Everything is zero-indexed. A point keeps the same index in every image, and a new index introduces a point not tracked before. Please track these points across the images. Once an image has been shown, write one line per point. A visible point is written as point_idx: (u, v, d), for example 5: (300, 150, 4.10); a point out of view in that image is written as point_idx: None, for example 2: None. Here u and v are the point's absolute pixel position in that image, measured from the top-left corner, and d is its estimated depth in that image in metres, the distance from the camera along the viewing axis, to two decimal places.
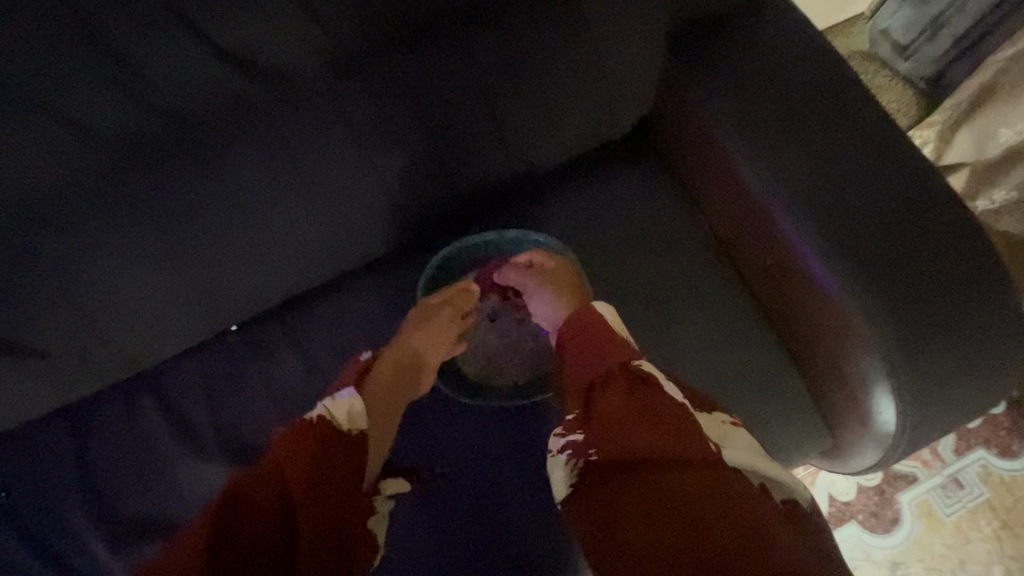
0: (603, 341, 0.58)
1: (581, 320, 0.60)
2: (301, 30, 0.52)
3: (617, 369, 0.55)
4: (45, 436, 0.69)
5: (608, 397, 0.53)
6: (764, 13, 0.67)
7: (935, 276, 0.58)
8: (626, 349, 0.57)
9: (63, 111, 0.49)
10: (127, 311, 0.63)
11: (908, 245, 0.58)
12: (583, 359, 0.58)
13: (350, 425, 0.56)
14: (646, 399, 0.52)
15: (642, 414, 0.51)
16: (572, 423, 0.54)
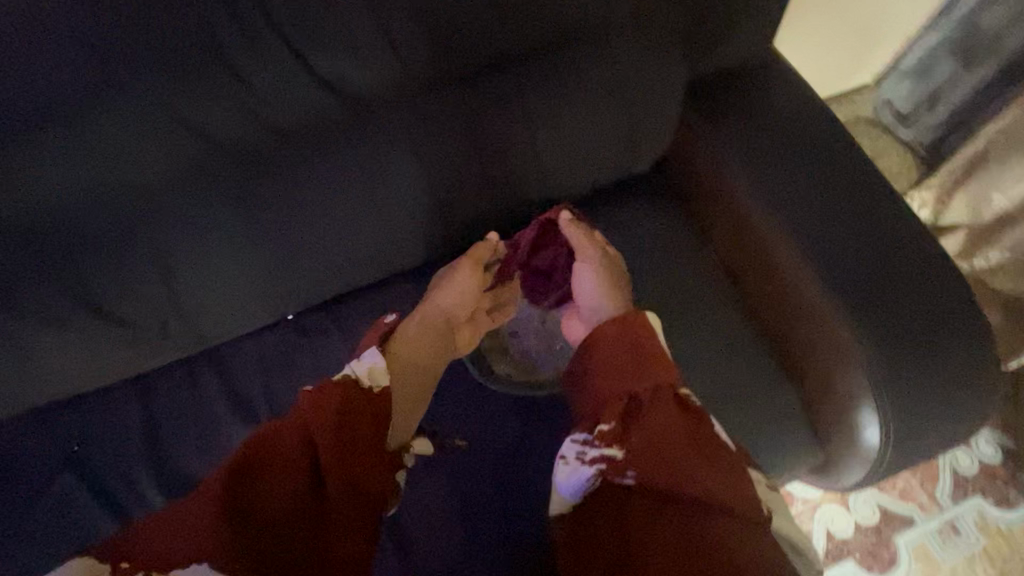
0: (652, 360, 0.62)
1: (626, 329, 0.64)
2: (389, 58, 0.61)
3: (666, 392, 0.60)
4: (116, 401, 0.76)
5: (654, 416, 0.58)
6: (768, 76, 0.82)
7: (908, 310, 0.67)
8: (671, 373, 0.62)
9: (181, 113, 0.57)
10: (209, 287, 0.72)
11: (883, 279, 0.69)
12: (622, 371, 0.62)
13: (371, 384, 0.61)
14: (691, 429, 0.58)
15: (684, 444, 0.57)
16: (607, 435, 0.59)
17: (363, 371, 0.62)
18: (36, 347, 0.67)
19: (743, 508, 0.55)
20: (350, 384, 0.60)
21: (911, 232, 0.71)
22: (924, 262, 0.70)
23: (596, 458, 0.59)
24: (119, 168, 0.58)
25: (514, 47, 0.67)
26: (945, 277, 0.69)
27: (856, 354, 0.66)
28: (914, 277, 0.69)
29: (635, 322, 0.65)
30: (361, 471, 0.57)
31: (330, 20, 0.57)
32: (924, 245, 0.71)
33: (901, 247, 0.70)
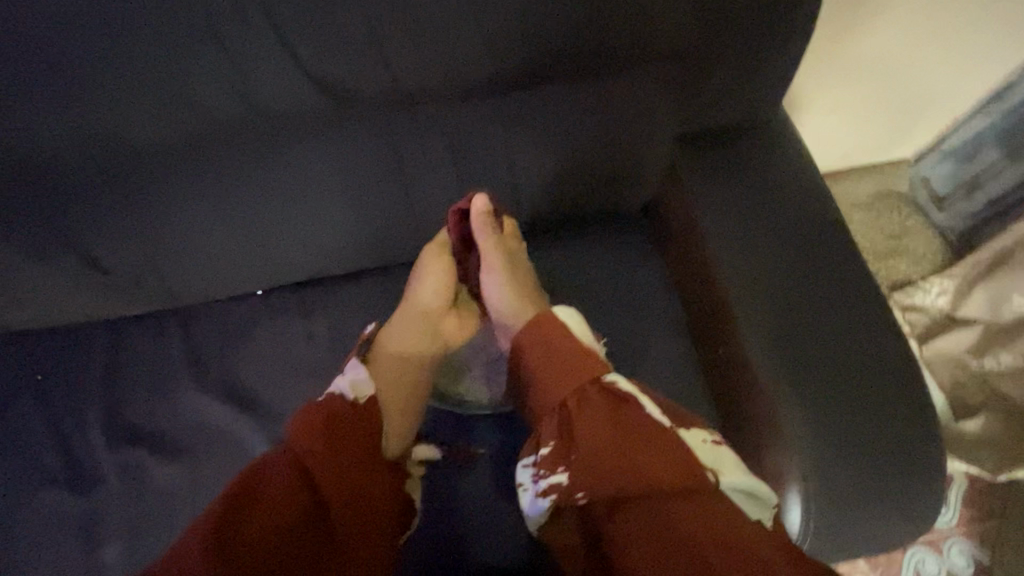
0: (573, 361, 0.62)
1: (544, 328, 0.65)
2: (370, 64, 0.64)
3: (589, 389, 0.60)
4: (91, 337, 0.83)
5: (583, 418, 0.58)
6: (771, 135, 0.79)
7: (855, 400, 0.63)
8: (589, 367, 0.62)
9: (169, 86, 0.62)
10: (183, 248, 0.77)
11: (836, 363, 0.65)
12: (556, 377, 0.62)
13: (357, 395, 0.64)
14: (622, 417, 0.58)
15: (618, 436, 0.57)
16: (547, 460, 0.59)
17: (346, 386, 0.64)
18: (32, 272, 0.75)
19: (686, 479, 0.54)
20: (338, 402, 0.63)
21: (885, 326, 0.67)
22: (891, 361, 0.65)
23: (547, 488, 0.58)
24: (108, 126, 0.64)
25: (500, 74, 0.68)
26: (910, 380, 0.64)
27: (790, 438, 0.63)
28: (874, 374, 0.65)
29: (541, 320, 0.66)
30: (360, 490, 0.59)
31: (319, 24, 0.60)
32: (896, 342, 0.66)
33: (869, 340, 0.66)
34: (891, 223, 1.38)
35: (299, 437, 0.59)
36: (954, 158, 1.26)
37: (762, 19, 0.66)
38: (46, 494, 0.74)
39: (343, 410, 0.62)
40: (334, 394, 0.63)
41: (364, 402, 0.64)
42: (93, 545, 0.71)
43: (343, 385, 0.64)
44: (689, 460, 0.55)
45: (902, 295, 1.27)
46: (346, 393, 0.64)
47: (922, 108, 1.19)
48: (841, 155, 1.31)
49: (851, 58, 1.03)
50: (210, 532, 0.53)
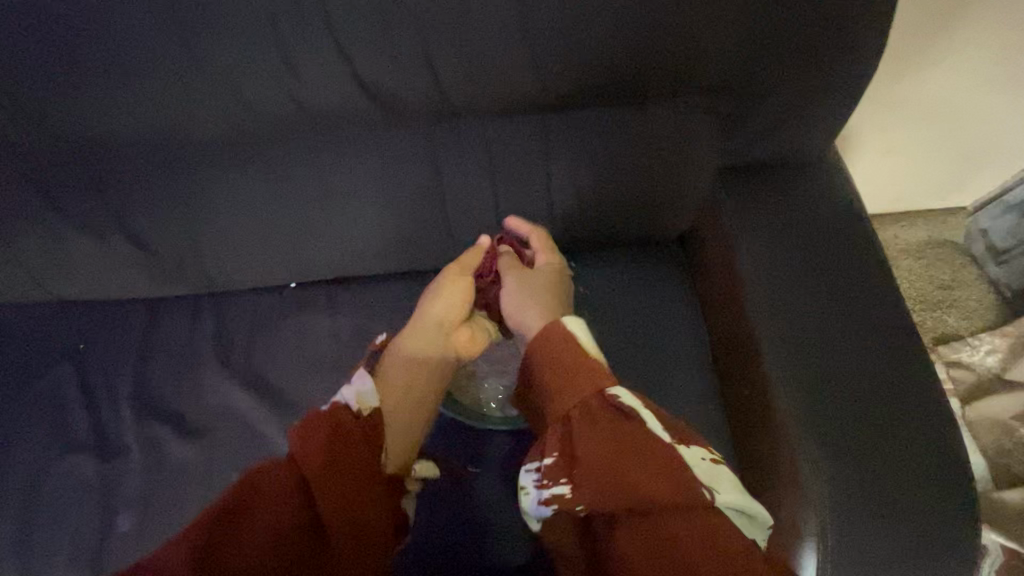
0: (579, 372, 0.59)
1: (552, 339, 0.62)
2: (419, 73, 0.65)
3: (591, 401, 0.56)
4: (131, 312, 0.87)
5: (585, 431, 0.55)
6: (820, 173, 0.76)
7: (884, 459, 0.60)
8: (594, 378, 0.58)
9: (227, 80, 0.65)
10: (224, 236, 0.79)
11: (867, 417, 0.62)
12: (565, 383, 0.59)
13: (359, 406, 0.62)
14: (624, 432, 0.55)
15: (621, 451, 0.54)
16: (550, 470, 0.56)
17: (351, 395, 0.63)
18: (86, 245, 0.80)
19: (687, 501, 0.52)
20: (341, 414, 0.61)
21: (925, 386, 0.63)
22: (929, 422, 0.61)
23: (548, 498, 0.55)
24: (168, 114, 0.67)
25: (544, 93, 0.69)
26: (948, 446, 0.60)
27: (809, 492, 0.60)
28: (909, 436, 0.61)
29: (554, 336, 0.62)
30: (355, 510, 0.56)
31: (372, 32, 0.62)
32: (936, 404, 0.62)
33: (905, 398, 0.62)
34: (942, 273, 1.31)
35: (300, 458, 0.57)
36: (1015, 212, 1.21)
37: (817, 58, 0.65)
38: (72, 458, 0.77)
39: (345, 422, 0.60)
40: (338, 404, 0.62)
41: (366, 414, 0.62)
42: (108, 514, 0.74)
43: (348, 394, 0.63)
44: (692, 482, 0.52)
45: (947, 350, 1.21)
46: (351, 403, 0.62)
47: (986, 156, 1.14)
48: (893, 199, 1.26)
49: (911, 102, 1.00)
50: (199, 540, 0.52)
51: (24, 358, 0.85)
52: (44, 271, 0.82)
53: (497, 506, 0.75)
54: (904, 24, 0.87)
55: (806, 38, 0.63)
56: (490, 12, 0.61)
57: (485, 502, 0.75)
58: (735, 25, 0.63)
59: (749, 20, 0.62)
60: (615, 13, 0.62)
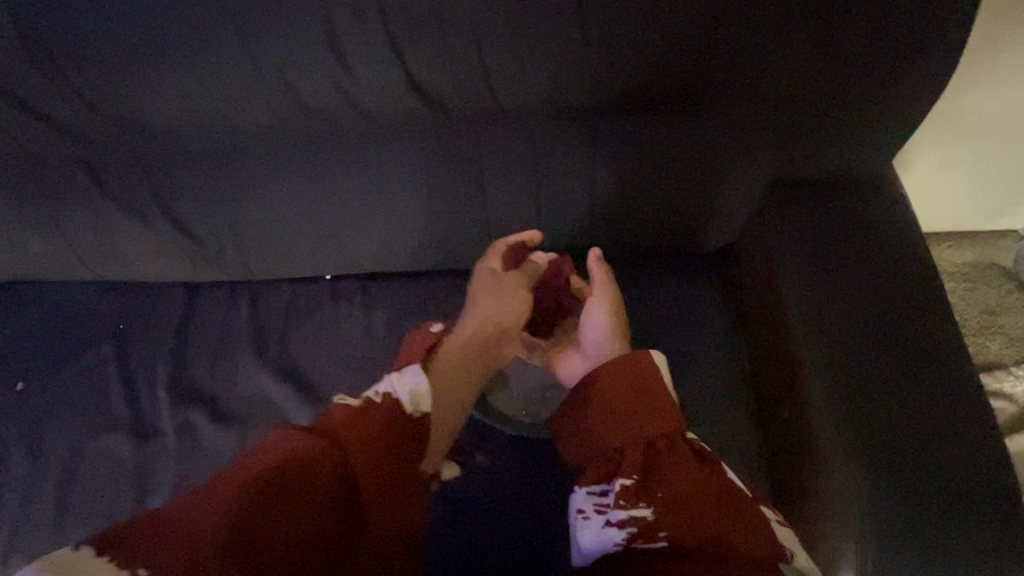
0: (660, 403, 0.59)
1: (640, 369, 0.61)
2: (469, 72, 0.64)
3: (678, 436, 0.56)
4: (170, 296, 0.88)
5: (670, 462, 0.55)
6: (877, 190, 0.73)
7: (936, 494, 0.57)
8: (673, 414, 0.58)
9: (277, 71, 0.64)
10: (264, 225, 0.80)
11: (918, 448, 0.59)
12: (643, 412, 0.58)
13: (415, 407, 0.49)
14: (708, 470, 0.54)
15: (708, 488, 0.53)
16: (626, 491, 0.53)
17: (395, 401, 0.55)
18: (130, 229, 0.81)
19: (767, 551, 0.51)
20: (375, 422, 0.52)
21: (983, 420, 0.60)
22: (988, 459, 0.58)
23: (622, 521, 0.52)
24: (217, 103, 0.68)
25: (596, 96, 0.68)
26: (1007, 485, 0.57)
27: (853, 526, 0.58)
28: (966, 473, 0.58)
29: (637, 359, 0.62)
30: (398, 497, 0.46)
31: (428, 28, 0.61)
32: (995, 440, 0.59)
33: (962, 432, 0.59)
34: (987, 297, 1.26)
35: (351, 433, 0.46)
36: None
37: (885, 71, 0.62)
38: (110, 437, 0.79)
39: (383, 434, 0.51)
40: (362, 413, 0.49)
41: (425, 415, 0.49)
42: (142, 494, 0.75)
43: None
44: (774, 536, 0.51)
45: (989, 378, 1.17)
46: (394, 410, 0.55)
47: None
48: (941, 219, 1.21)
49: (975, 121, 0.95)
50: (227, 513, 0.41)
51: (66, 335, 0.87)
52: (89, 251, 0.84)
53: (524, 512, 0.74)
54: (978, 38, 0.82)
55: (876, 50, 0.61)
56: (548, 11, 0.60)
57: (512, 507, 0.74)
58: (801, 33, 0.60)
59: (816, 29, 0.60)
60: (678, 16, 0.60)
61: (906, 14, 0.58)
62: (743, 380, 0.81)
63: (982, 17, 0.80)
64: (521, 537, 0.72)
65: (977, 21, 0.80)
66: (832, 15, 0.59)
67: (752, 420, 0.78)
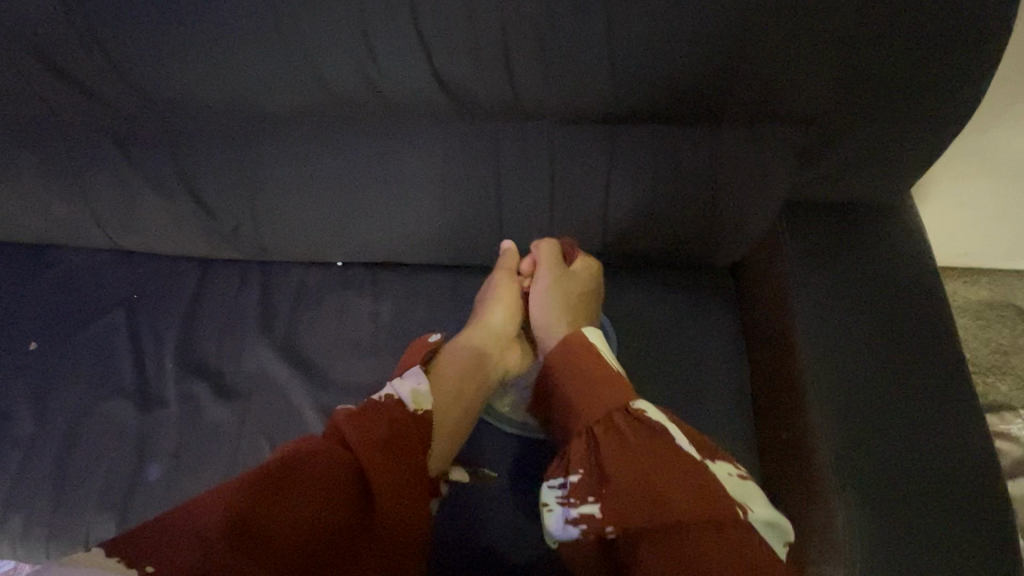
0: (602, 382, 0.64)
1: (572, 348, 0.68)
2: (494, 71, 0.65)
3: (614, 413, 0.61)
4: (183, 271, 0.90)
5: (609, 444, 0.59)
6: (892, 217, 0.73)
7: (929, 523, 0.56)
8: (615, 391, 0.63)
9: (307, 58, 0.66)
10: (281, 208, 0.81)
11: (910, 475, 0.59)
12: (583, 401, 0.63)
13: (415, 405, 0.62)
14: (650, 444, 0.58)
15: (650, 463, 0.57)
16: (575, 487, 0.59)
17: (407, 394, 0.62)
18: (151, 201, 0.83)
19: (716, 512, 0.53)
20: (395, 410, 0.61)
21: (987, 457, 0.59)
22: (987, 496, 0.57)
23: (577, 516, 0.57)
24: (247, 84, 0.69)
25: (618, 103, 0.68)
26: (1005, 523, 0.56)
27: (844, 550, 0.57)
28: (964, 507, 0.57)
29: (574, 345, 0.68)
30: (403, 459, 0.58)
31: (457, 22, 0.61)
32: (997, 478, 0.58)
33: (963, 468, 0.59)
34: (999, 336, 1.25)
35: (353, 424, 0.58)
36: None
37: (909, 98, 0.62)
38: (114, 401, 0.80)
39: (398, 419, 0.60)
40: (395, 400, 0.62)
41: (423, 413, 0.62)
42: (140, 460, 0.77)
43: (404, 390, 0.63)
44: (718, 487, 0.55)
45: (995, 419, 1.16)
46: (406, 401, 0.62)
47: None
48: (960, 254, 1.20)
49: (1001, 157, 0.93)
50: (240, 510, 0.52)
51: (80, 301, 0.89)
52: (108, 219, 0.86)
53: (514, 509, 0.74)
54: (1008, 74, 0.81)
55: (901, 77, 0.60)
56: (577, 13, 0.60)
57: (502, 503, 0.74)
58: (825, 56, 0.60)
59: (843, 52, 0.60)
60: (704, 30, 0.60)
61: (938, 42, 0.58)
62: (744, 397, 0.80)
63: (1012, 53, 0.79)
64: (509, 532, 0.72)
65: (1009, 55, 0.79)
66: (862, 39, 0.59)
67: (749, 437, 0.78)
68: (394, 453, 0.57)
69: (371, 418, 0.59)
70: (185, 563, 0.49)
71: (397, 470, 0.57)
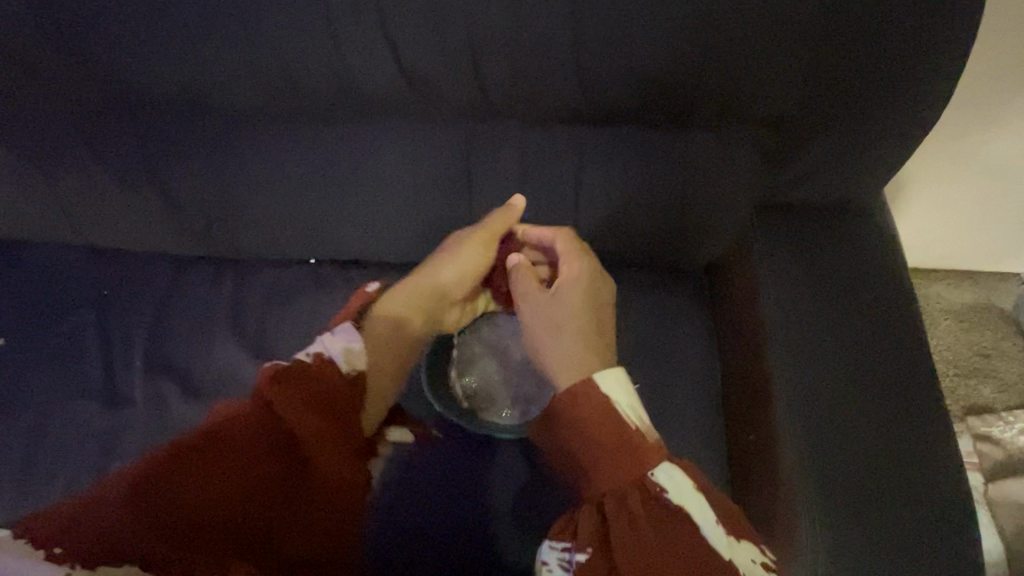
0: (624, 445, 0.56)
1: (582, 398, 0.59)
2: (462, 69, 0.65)
3: (633, 491, 0.54)
4: (155, 267, 0.89)
5: (624, 530, 0.52)
6: (865, 218, 0.72)
7: (887, 522, 0.57)
8: (635, 459, 0.55)
9: (273, 55, 0.65)
10: (251, 205, 0.81)
11: (870, 475, 0.59)
12: (601, 466, 0.56)
13: (348, 365, 0.61)
14: (670, 526, 0.52)
15: (664, 551, 0.51)
16: (582, 566, 0.52)
17: (338, 354, 0.61)
18: (120, 198, 0.82)
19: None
20: (329, 372, 0.60)
21: (953, 464, 0.59)
22: (954, 504, 0.57)
23: None
24: (213, 81, 0.68)
25: (589, 102, 0.68)
26: (967, 527, 0.57)
27: (801, 548, 0.58)
28: (931, 515, 0.57)
29: (589, 396, 0.58)
30: (336, 421, 0.59)
31: (422, 20, 0.61)
32: (963, 486, 0.59)
33: (931, 476, 0.58)
34: (982, 339, 1.26)
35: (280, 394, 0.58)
36: None
37: (877, 99, 0.61)
38: (85, 401, 0.80)
39: (325, 389, 0.59)
40: (327, 362, 0.60)
41: (356, 375, 0.61)
42: (108, 459, 0.77)
43: (335, 352, 0.61)
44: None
45: (977, 422, 1.19)
46: (339, 362, 0.61)
47: None
48: (944, 256, 1.20)
49: (971, 161, 0.93)
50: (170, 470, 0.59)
51: (50, 298, 0.88)
52: (78, 217, 0.85)
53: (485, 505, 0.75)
54: (974, 79, 0.81)
55: (873, 76, 0.60)
56: (542, 12, 0.59)
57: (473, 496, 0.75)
58: (794, 54, 0.60)
59: (811, 50, 0.59)
60: (670, 29, 0.59)
61: (902, 49, 0.58)
62: (717, 397, 0.80)
63: (978, 58, 0.78)
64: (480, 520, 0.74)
65: (975, 59, 0.78)
66: (824, 48, 0.59)
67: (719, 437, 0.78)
68: (324, 415, 0.58)
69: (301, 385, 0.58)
70: (110, 537, 0.57)
71: (328, 436, 0.58)
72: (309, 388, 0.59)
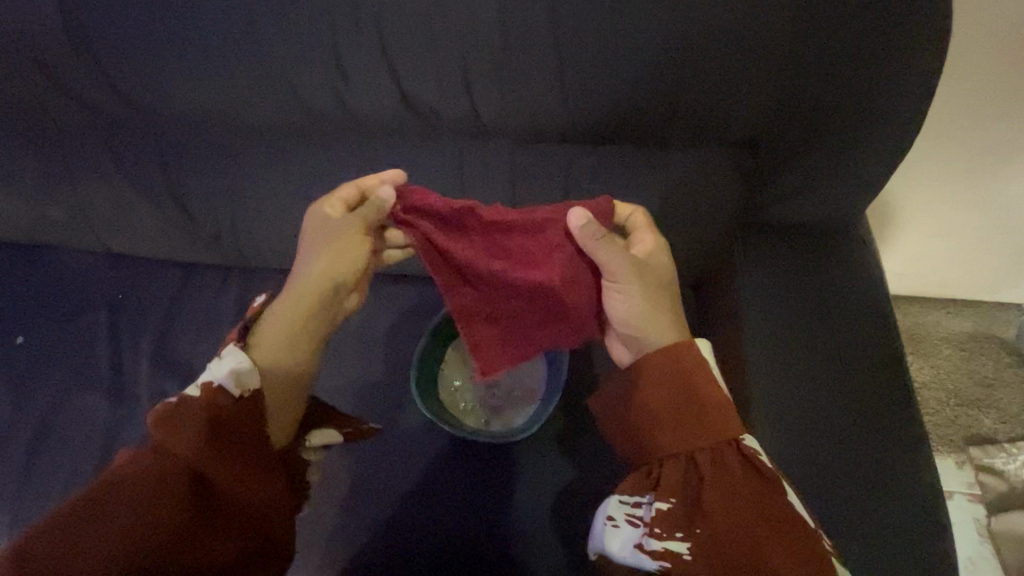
0: (714, 412, 0.59)
1: (680, 363, 0.61)
2: (456, 93, 0.70)
3: (725, 451, 0.57)
4: (166, 272, 0.95)
5: (711, 484, 0.56)
6: (840, 241, 0.76)
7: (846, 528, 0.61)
8: (726, 423, 0.58)
9: (286, 80, 0.71)
10: (258, 215, 0.86)
11: (830, 482, 0.63)
12: (688, 425, 0.59)
13: (239, 389, 0.59)
14: (757, 489, 0.56)
15: (749, 510, 0.55)
16: (663, 519, 0.57)
17: (225, 378, 0.58)
18: (137, 207, 0.88)
19: None
20: (218, 400, 0.57)
21: (912, 478, 0.63)
22: (912, 517, 0.61)
23: (656, 548, 0.57)
24: (232, 103, 0.75)
25: (575, 124, 0.72)
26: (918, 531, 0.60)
27: None
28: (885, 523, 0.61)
29: (685, 357, 0.61)
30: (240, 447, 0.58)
31: (420, 49, 0.66)
32: (921, 500, 0.62)
33: (890, 488, 0.62)
34: (983, 368, 1.25)
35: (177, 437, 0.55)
36: None
37: (845, 128, 0.65)
38: (95, 396, 0.86)
39: (216, 419, 0.57)
40: (214, 388, 0.58)
41: (248, 398, 0.59)
42: (112, 451, 0.82)
43: (223, 377, 0.58)
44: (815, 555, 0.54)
45: (979, 452, 1.18)
46: (227, 387, 0.58)
47: None
48: (942, 284, 1.20)
49: (954, 189, 0.95)
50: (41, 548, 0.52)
51: (68, 298, 0.94)
52: (96, 224, 0.91)
53: (472, 503, 0.79)
54: (942, 106, 0.84)
55: (840, 107, 0.64)
56: (530, 42, 0.64)
57: (454, 496, 0.80)
58: (765, 84, 0.64)
59: (780, 81, 0.63)
60: (649, 60, 0.64)
61: (863, 81, 0.62)
62: None
63: (942, 87, 0.82)
64: (459, 519, 0.79)
65: (942, 87, 0.82)
66: (792, 77, 0.63)
67: None
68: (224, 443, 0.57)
69: (192, 424, 0.56)
70: None
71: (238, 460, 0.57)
72: (196, 421, 0.56)
